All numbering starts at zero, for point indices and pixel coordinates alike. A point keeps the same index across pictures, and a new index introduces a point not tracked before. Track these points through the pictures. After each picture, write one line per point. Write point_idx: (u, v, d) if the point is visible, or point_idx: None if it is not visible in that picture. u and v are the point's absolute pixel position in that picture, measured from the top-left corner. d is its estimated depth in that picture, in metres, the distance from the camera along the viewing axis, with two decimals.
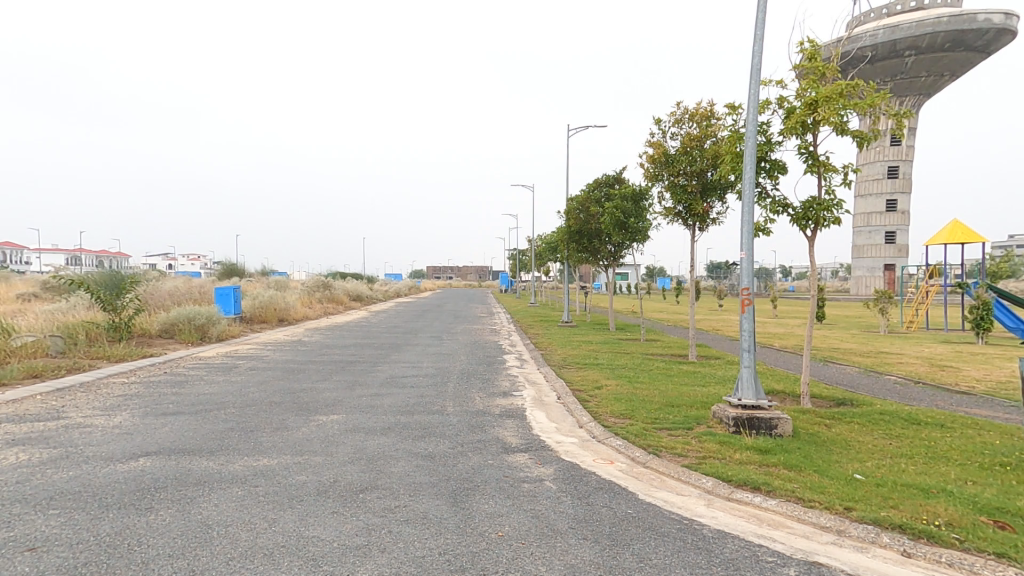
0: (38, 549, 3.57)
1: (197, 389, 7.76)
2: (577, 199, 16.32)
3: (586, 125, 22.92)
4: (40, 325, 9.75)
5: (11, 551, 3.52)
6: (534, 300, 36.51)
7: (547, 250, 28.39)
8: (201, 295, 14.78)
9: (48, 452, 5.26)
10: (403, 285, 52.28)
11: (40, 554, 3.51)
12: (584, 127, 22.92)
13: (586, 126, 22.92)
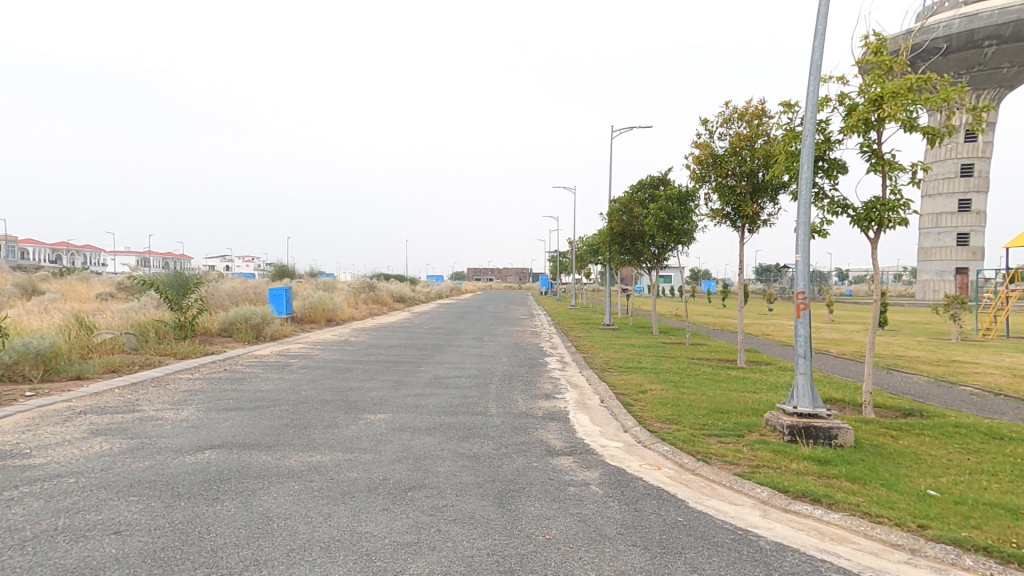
0: (122, 533, 3.85)
1: (254, 386, 8.14)
2: (619, 201, 16.14)
3: (631, 126, 22.07)
4: (116, 323, 10.49)
5: (99, 533, 3.80)
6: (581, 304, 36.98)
7: (589, 253, 28.11)
8: (256, 296, 15.51)
9: (126, 442, 5.66)
10: (445, 287, 53.39)
11: (124, 537, 3.78)
12: (629, 128, 22.09)
13: (631, 127, 22.10)
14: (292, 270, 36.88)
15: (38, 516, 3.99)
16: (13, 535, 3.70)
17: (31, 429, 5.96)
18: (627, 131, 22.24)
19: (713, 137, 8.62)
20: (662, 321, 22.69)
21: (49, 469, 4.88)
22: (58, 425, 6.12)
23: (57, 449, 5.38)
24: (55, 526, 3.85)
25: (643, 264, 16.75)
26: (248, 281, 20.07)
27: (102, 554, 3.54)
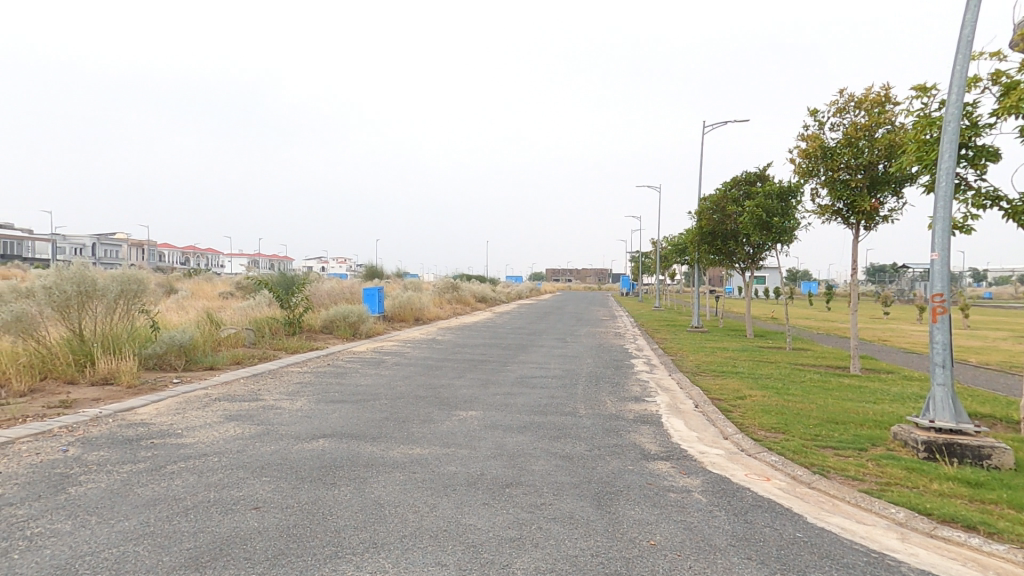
0: (261, 509, 4.26)
1: (355, 380, 8.70)
2: (711, 199, 15.49)
3: (726, 121, 20.59)
4: (238, 318, 11.66)
5: (243, 508, 4.24)
6: (659, 304, 32.54)
7: (675, 254, 27.14)
8: (352, 295, 16.57)
9: (253, 427, 6.27)
10: (523, 286, 53.99)
11: (263, 513, 4.19)
12: (724, 123, 20.66)
13: (726, 122, 20.60)
14: (382, 271, 38.99)
15: (194, 488, 4.54)
16: (178, 503, 4.25)
17: (181, 412, 6.87)
18: (720, 126, 20.82)
19: (826, 128, 8.08)
20: (755, 325, 21.45)
21: (198, 448, 5.53)
22: (200, 409, 6.95)
23: (202, 431, 6.09)
24: (209, 498, 4.36)
25: (736, 264, 15.96)
26: (343, 282, 21.51)
27: (247, 526, 3.94)
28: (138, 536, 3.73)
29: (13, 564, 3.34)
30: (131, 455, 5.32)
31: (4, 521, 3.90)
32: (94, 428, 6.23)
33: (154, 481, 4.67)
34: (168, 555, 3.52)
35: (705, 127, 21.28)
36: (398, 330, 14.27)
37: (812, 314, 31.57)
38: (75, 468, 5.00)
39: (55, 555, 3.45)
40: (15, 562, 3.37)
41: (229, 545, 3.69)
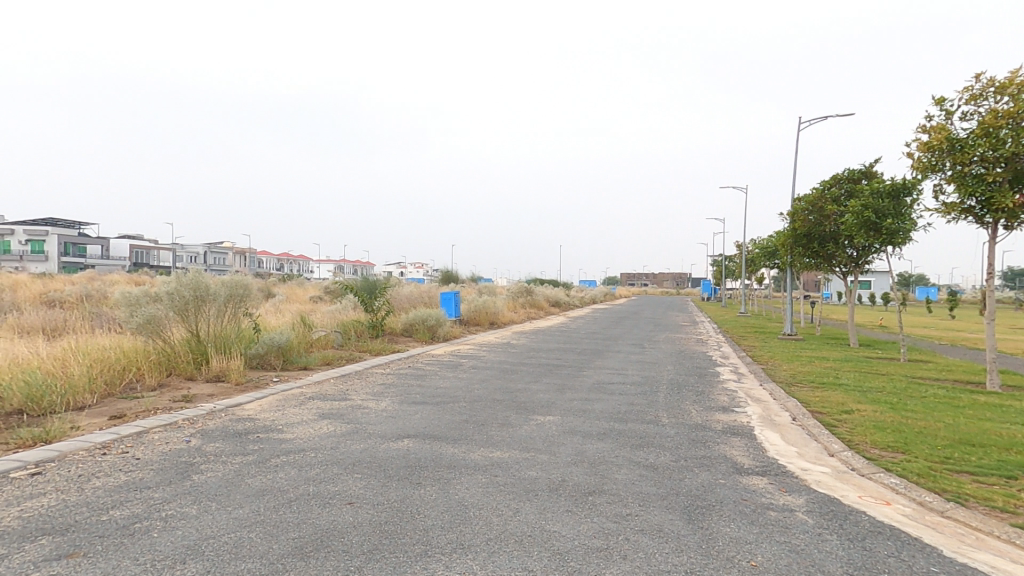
0: (355, 504, 4.56)
1: (435, 383, 8.92)
2: (806, 198, 14.44)
3: (824, 117, 18.55)
4: (327, 321, 12.41)
5: (339, 503, 4.57)
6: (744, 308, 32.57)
7: (763, 257, 25.52)
8: (430, 299, 17.15)
9: (343, 426, 6.84)
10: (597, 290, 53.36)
11: (356, 508, 4.48)
12: (821, 119, 18.57)
13: (823, 119, 18.59)
14: (457, 276, 39.94)
15: (295, 482, 5.04)
16: (283, 495, 4.73)
17: (281, 408, 7.65)
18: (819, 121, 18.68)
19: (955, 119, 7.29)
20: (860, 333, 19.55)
21: (296, 443, 6.18)
22: (297, 406, 7.73)
23: (299, 427, 6.81)
24: (309, 492, 4.81)
25: (836, 267, 14.73)
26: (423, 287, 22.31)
27: (343, 521, 4.24)
28: (251, 524, 4.18)
29: (153, 543, 3.90)
30: (241, 447, 6.08)
31: (146, 502, 4.65)
32: (211, 421, 7.11)
33: (261, 473, 5.29)
34: (275, 543, 3.88)
35: (800, 123, 19.34)
36: (474, 334, 14.55)
37: (928, 322, 28.21)
38: (197, 457, 5.79)
39: (186, 537, 3.99)
40: (154, 540, 3.96)
41: (328, 537, 3.96)
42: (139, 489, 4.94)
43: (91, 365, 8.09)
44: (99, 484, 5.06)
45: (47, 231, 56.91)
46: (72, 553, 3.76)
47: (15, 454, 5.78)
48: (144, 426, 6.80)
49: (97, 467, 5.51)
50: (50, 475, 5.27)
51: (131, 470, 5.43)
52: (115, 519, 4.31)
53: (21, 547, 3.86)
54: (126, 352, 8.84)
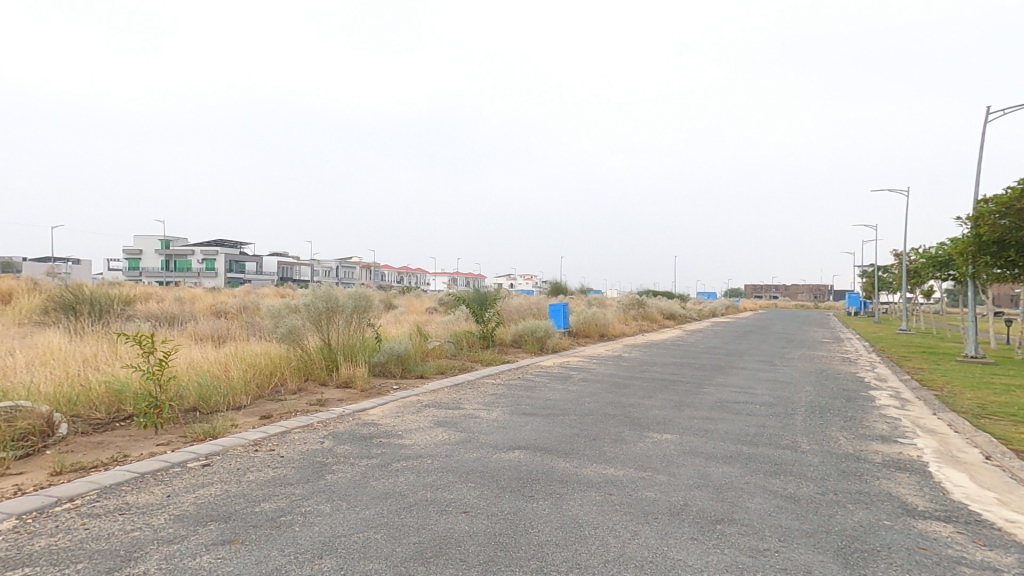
0: (470, 513, 4.62)
1: (545, 394, 8.77)
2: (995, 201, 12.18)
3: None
4: (441, 332, 12.95)
5: (455, 511, 4.66)
6: (911, 326, 27.94)
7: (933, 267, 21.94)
8: (539, 311, 17.21)
9: (456, 435, 7.05)
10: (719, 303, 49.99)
11: (472, 517, 4.53)
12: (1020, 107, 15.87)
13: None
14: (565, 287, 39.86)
15: (415, 487, 5.24)
16: (404, 499, 4.93)
17: (400, 415, 8.12)
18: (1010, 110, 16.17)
19: None
20: None
21: (414, 450, 6.49)
22: (414, 413, 8.14)
23: (417, 434, 7.13)
24: (427, 498, 4.96)
25: None
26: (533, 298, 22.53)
27: (460, 529, 4.28)
28: (376, 525, 4.37)
29: (294, 536, 4.22)
30: (367, 450, 6.49)
31: (289, 497, 5.07)
32: (341, 424, 7.69)
33: (384, 476, 5.56)
34: (398, 546, 3.99)
35: (986, 114, 17.21)
36: (583, 346, 14.27)
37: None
38: (330, 458, 6.25)
39: (321, 533, 4.27)
40: (295, 533, 4.28)
41: (446, 545, 4.00)
42: (283, 485, 5.41)
43: (247, 369, 9.24)
44: (252, 478, 5.64)
45: (218, 251, 67.24)
46: (232, 540, 4.19)
47: (191, 446, 6.72)
48: (287, 426, 7.53)
49: (251, 462, 6.17)
50: (216, 467, 6.01)
51: (277, 466, 5.98)
52: (264, 511, 4.75)
53: (194, 530, 4.39)
54: (274, 358, 9.95)
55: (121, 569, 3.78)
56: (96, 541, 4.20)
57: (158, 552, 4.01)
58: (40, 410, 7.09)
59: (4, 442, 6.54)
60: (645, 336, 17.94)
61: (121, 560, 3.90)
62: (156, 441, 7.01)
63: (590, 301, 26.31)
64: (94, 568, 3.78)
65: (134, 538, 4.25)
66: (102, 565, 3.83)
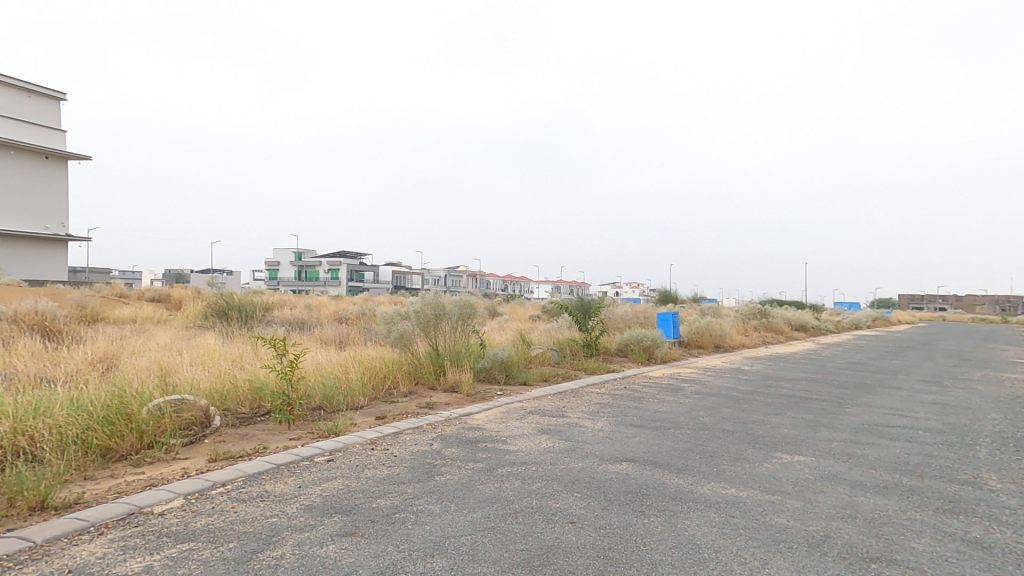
0: (577, 525, 4.56)
1: (653, 406, 8.37)
2: None
3: None
4: (544, 339, 12.98)
5: (562, 521, 4.63)
6: None
7: None
8: (646, 320, 16.63)
9: (561, 444, 6.98)
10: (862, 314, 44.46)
11: (579, 529, 4.45)
12: None
13: None
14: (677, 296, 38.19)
15: (520, 493, 5.28)
16: (510, 505, 5.00)
17: (505, 420, 8.22)
18: None
19: None
20: None
21: (519, 456, 6.53)
22: (518, 420, 8.21)
23: (521, 441, 7.17)
24: (533, 505, 4.99)
25: None
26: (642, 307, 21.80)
27: (567, 540, 4.25)
28: (484, 529, 4.48)
29: (408, 533, 4.42)
30: (473, 454, 6.65)
31: (402, 495, 5.32)
32: (449, 427, 7.95)
33: (490, 481, 5.67)
34: (506, 552, 4.06)
35: None
36: (696, 357, 13.46)
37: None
38: (438, 459, 6.50)
39: (433, 532, 4.44)
40: (409, 530, 4.49)
41: (554, 555, 3.99)
42: (397, 482, 5.72)
43: (364, 371, 9.97)
44: (369, 475, 6.02)
45: (342, 263, 73.94)
46: (354, 532, 4.49)
47: (318, 442, 7.36)
48: (399, 427, 7.96)
49: (368, 459, 6.61)
50: (338, 462, 6.51)
51: (391, 465, 6.33)
52: (381, 506, 5.05)
53: (321, 521, 4.75)
54: (387, 361, 10.63)
55: (263, 551, 4.19)
56: (242, 524, 4.71)
57: (292, 538, 4.41)
58: (199, 403, 8.21)
59: (174, 429, 7.65)
60: (768, 349, 16.50)
61: (263, 543, 4.34)
62: (288, 436, 7.78)
63: (705, 310, 24.86)
64: (241, 549, 4.23)
65: (273, 523, 4.72)
66: (247, 546, 4.28)
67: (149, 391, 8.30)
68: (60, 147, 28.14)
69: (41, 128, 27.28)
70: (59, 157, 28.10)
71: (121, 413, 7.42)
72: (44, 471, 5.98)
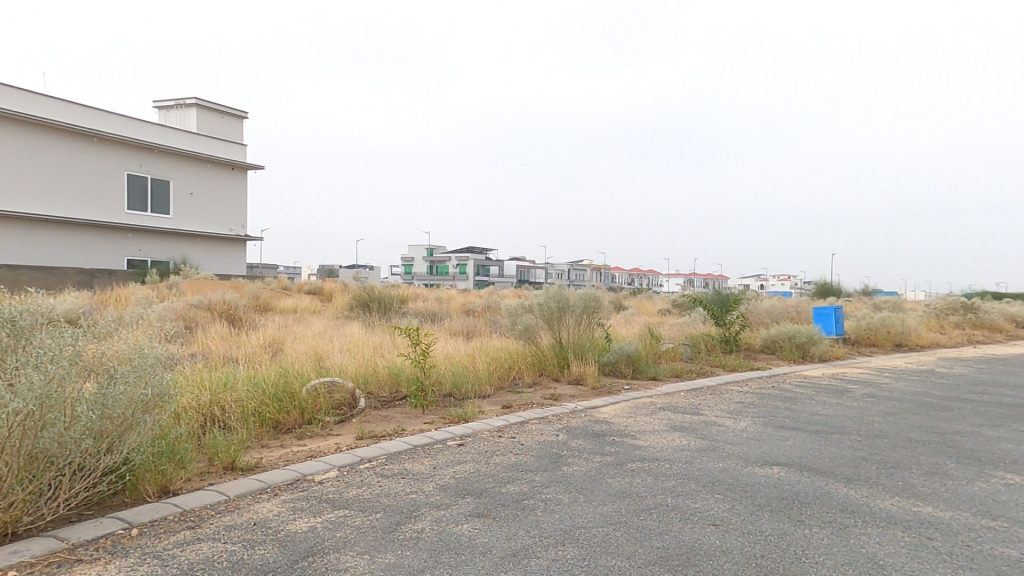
0: (719, 527, 4.41)
1: (810, 408, 7.70)
2: None
3: None
4: (676, 334, 12.52)
5: (703, 522, 4.51)
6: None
7: None
8: (799, 316, 15.36)
9: (699, 442, 6.73)
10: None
11: (723, 533, 4.31)
12: None
13: None
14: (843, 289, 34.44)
15: (653, 490, 5.21)
16: (641, 501, 4.96)
17: (633, 415, 8.11)
18: None
19: None
20: None
21: (650, 452, 6.44)
22: (648, 415, 8.06)
23: (652, 437, 7.04)
24: (668, 503, 4.90)
25: None
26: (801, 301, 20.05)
27: (709, 542, 4.13)
28: (615, 522, 4.51)
29: (538, 520, 4.58)
30: (600, 447, 6.67)
31: (530, 482, 5.51)
32: (574, 420, 8.05)
33: (620, 475, 5.65)
34: (641, 548, 4.06)
35: None
36: (864, 357, 12.09)
37: None
38: (565, 450, 6.61)
39: (562, 521, 4.56)
40: (539, 517, 4.65)
41: (696, 556, 3.91)
42: (525, 470, 5.92)
43: (490, 362, 10.44)
44: (497, 461, 6.31)
45: (468, 259, 78.23)
46: (485, 514, 4.74)
47: (448, 426, 7.86)
48: (526, 417, 8.21)
49: (498, 445, 6.92)
50: (469, 447, 6.91)
51: (519, 453, 6.57)
52: (510, 492, 5.27)
53: (456, 501, 5.09)
54: (512, 353, 11.01)
55: (405, 524, 4.60)
56: (387, 498, 5.20)
57: (431, 515, 4.78)
58: (347, 386, 9.26)
59: (326, 409, 8.69)
60: (969, 350, 14.22)
61: (405, 516, 4.75)
62: (423, 420, 8.40)
63: (885, 304, 22.14)
64: (386, 520, 4.68)
65: (412, 499, 5.14)
66: (391, 518, 4.72)
67: (307, 372, 9.52)
68: (243, 159, 32.71)
69: (230, 145, 31.90)
70: (242, 168, 32.68)
71: (286, 391, 8.60)
72: (230, 437, 7.14)
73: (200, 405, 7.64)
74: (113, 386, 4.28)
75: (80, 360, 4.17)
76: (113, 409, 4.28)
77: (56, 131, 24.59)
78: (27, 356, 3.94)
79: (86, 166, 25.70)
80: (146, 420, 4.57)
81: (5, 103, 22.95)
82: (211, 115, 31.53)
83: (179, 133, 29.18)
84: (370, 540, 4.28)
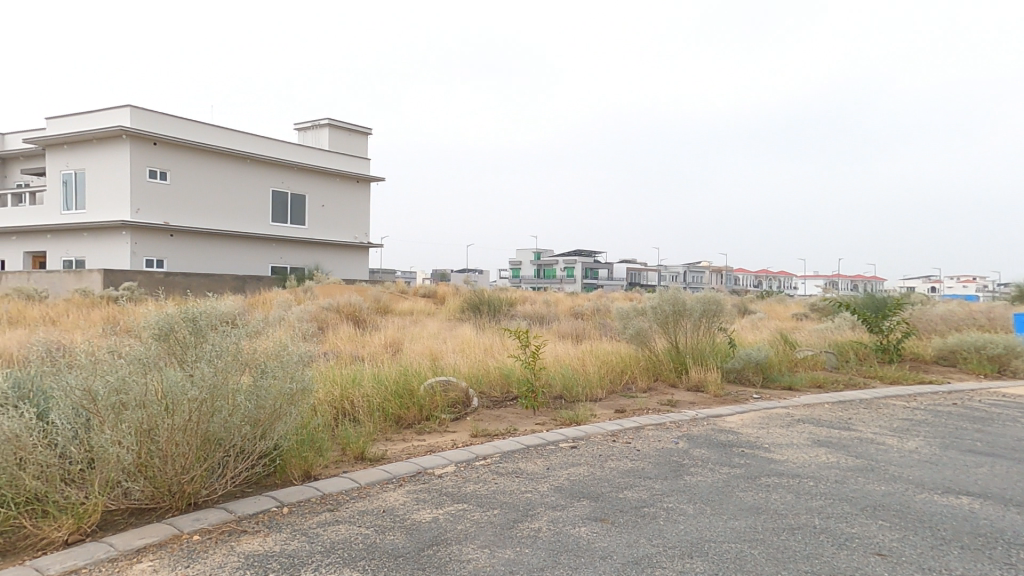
0: (887, 558, 4.02)
1: (1009, 432, 6.77)
2: None
3: None
4: (817, 341, 11.62)
5: (866, 550, 4.14)
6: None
7: None
8: (985, 323, 13.56)
9: (853, 460, 6.18)
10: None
11: (891, 564, 3.93)
12: None
13: None
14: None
15: (795, 509, 4.88)
16: (781, 519, 4.67)
17: (766, 426, 7.64)
18: None
19: None
20: None
21: (789, 467, 6.03)
22: (784, 427, 7.55)
23: (789, 451, 6.58)
24: (815, 525, 4.57)
25: None
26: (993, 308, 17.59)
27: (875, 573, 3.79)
28: (750, 540, 4.29)
29: (660, 529, 4.49)
30: (728, 458, 6.36)
31: (649, 489, 5.40)
32: (695, 427, 7.74)
33: (751, 489, 5.35)
34: (784, 570, 3.82)
35: None
36: None
37: None
38: (687, 459, 6.38)
39: (688, 532, 4.43)
40: (661, 526, 4.55)
41: None
42: (643, 477, 5.80)
43: (601, 365, 10.37)
44: (613, 465, 6.23)
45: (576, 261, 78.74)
46: (603, 519, 4.72)
47: (560, 428, 7.91)
48: (641, 422, 8.03)
49: (613, 450, 6.83)
50: (582, 449, 6.90)
51: (634, 459, 6.44)
52: (629, 498, 5.19)
53: (571, 503, 5.11)
54: (624, 357, 10.84)
55: (522, 521, 4.69)
56: (503, 494, 5.34)
57: (547, 514, 4.83)
58: (461, 385, 9.64)
59: (442, 406, 9.13)
60: None
61: (521, 514, 4.84)
62: (535, 421, 8.54)
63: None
64: (504, 516, 4.80)
65: (528, 498, 5.24)
66: (508, 514, 4.83)
67: (425, 371, 10.09)
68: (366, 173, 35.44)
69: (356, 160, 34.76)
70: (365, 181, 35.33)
71: (406, 388, 9.14)
72: (360, 430, 7.75)
73: (333, 399, 8.40)
74: (264, 379, 4.83)
75: (240, 356, 4.73)
76: (266, 400, 4.78)
77: (216, 155, 28.21)
78: (202, 352, 4.56)
79: (238, 184, 29.19)
80: (290, 411, 5.04)
81: (184, 130, 26.91)
82: (339, 133, 34.50)
83: (316, 151, 32.37)
84: (489, 535, 4.42)
